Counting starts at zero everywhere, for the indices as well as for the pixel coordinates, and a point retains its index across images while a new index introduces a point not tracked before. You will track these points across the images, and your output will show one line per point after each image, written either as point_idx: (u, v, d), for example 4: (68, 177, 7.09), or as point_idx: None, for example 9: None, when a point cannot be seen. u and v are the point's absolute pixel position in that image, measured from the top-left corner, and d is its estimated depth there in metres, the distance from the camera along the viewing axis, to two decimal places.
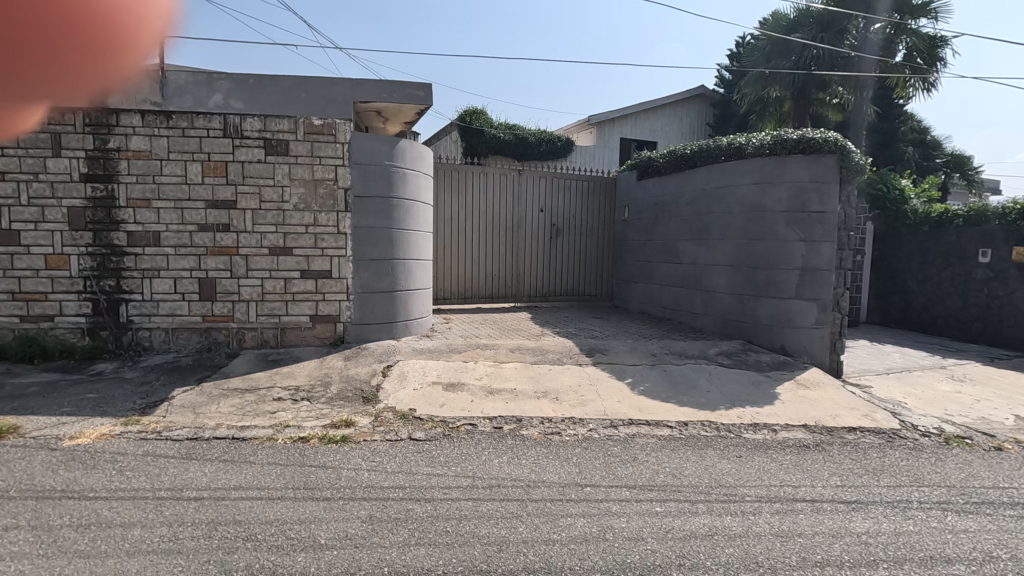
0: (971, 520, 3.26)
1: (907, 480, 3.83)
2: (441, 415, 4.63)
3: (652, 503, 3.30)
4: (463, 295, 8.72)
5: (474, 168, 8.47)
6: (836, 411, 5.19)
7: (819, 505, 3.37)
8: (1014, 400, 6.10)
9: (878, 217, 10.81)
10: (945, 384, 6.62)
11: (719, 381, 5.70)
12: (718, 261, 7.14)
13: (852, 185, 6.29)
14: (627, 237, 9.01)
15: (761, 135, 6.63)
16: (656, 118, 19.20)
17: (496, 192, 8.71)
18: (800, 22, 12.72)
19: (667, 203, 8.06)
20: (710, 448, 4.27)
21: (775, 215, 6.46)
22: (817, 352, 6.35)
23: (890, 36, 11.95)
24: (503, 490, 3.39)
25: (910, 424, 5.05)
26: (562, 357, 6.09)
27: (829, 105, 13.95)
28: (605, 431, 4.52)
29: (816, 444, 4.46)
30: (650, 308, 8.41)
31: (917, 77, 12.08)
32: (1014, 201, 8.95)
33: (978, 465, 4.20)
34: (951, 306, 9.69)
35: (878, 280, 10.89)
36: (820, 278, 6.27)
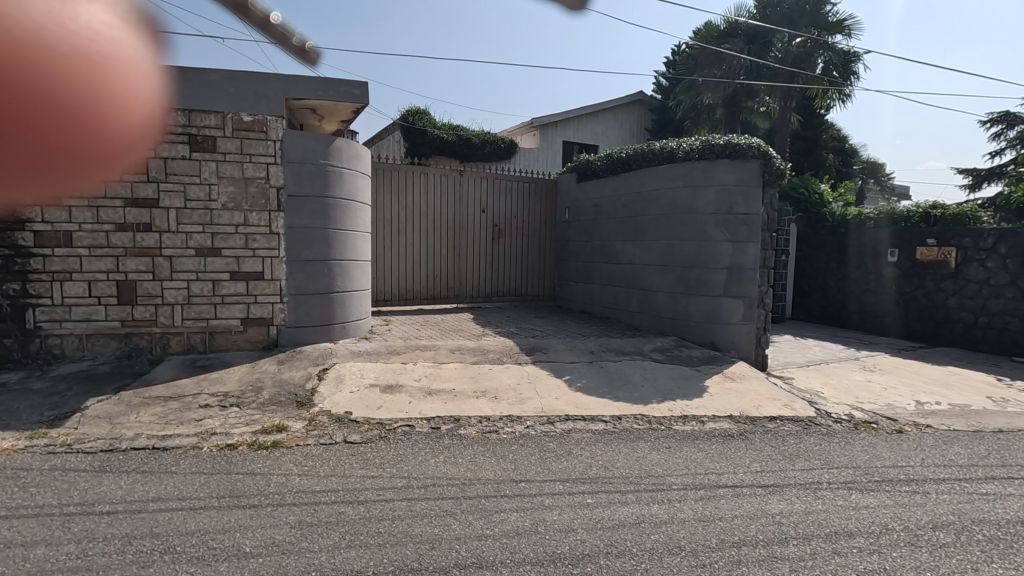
0: (872, 497, 3.55)
1: (819, 463, 4.12)
2: (378, 417, 4.58)
3: (584, 495, 3.39)
4: (404, 296, 8.64)
5: (414, 168, 8.40)
6: (758, 402, 5.50)
7: (739, 490, 3.57)
8: (916, 387, 6.67)
9: (801, 218, 11.52)
10: (857, 374, 7.16)
11: (652, 376, 5.91)
12: (654, 261, 7.39)
13: (774, 189, 6.70)
14: (568, 237, 9.18)
15: (691, 141, 6.96)
16: (598, 122, 19.68)
17: (436, 192, 8.66)
18: (731, 34, 13.43)
19: (605, 205, 8.27)
20: (642, 440, 4.44)
21: (705, 217, 6.77)
22: (744, 346, 6.70)
23: (809, 49, 12.76)
24: (438, 489, 3.39)
25: (824, 412, 5.43)
26: (502, 356, 6.14)
27: (757, 114, 14.77)
28: (541, 427, 4.61)
29: (740, 433, 4.72)
30: (590, 308, 8.60)
31: (835, 89, 12.77)
32: (918, 206, 9.91)
33: (881, 447, 4.57)
34: (866, 302, 10.43)
35: (801, 278, 11.61)
36: (746, 277, 6.62)
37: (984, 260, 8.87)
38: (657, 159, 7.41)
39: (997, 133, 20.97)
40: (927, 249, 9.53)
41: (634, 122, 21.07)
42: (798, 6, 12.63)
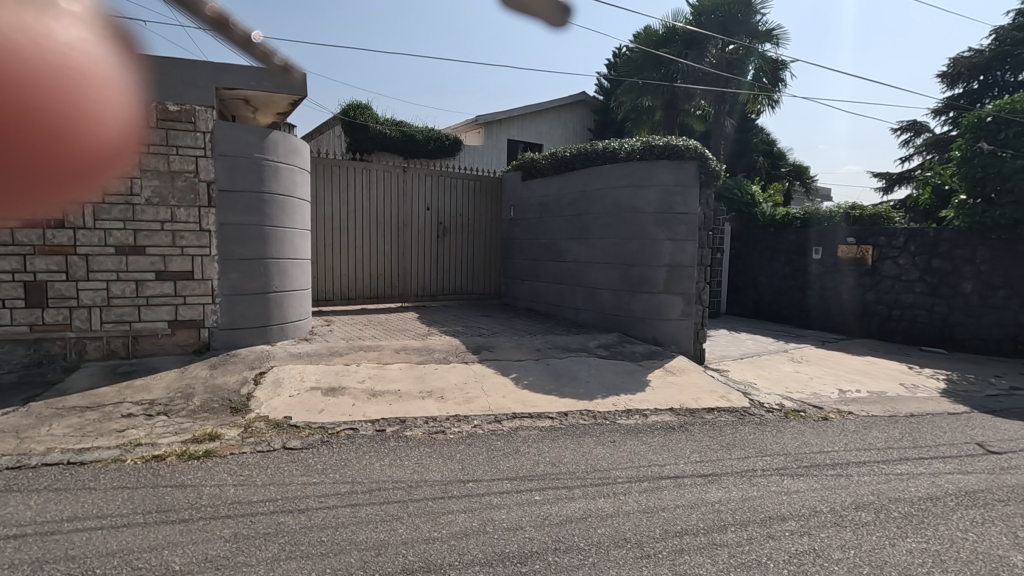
0: (802, 482, 3.76)
1: (753, 451, 4.32)
2: (320, 421, 4.42)
3: (532, 492, 3.41)
4: (346, 295, 8.40)
5: (356, 163, 8.17)
6: (697, 394, 5.71)
7: (680, 481, 3.69)
8: (839, 376, 7.13)
9: (735, 218, 12.05)
10: (787, 365, 7.57)
11: (597, 372, 6.02)
12: (598, 259, 7.52)
13: (710, 189, 6.97)
14: (514, 235, 9.19)
15: (632, 141, 7.13)
16: (542, 121, 19.85)
17: (379, 189, 8.46)
18: (668, 38, 13.71)
19: (550, 203, 8.34)
20: (588, 435, 4.51)
21: (646, 216, 6.97)
22: (683, 341, 6.94)
23: (740, 57, 13.41)
24: (384, 493, 3.31)
25: (758, 402, 5.70)
26: (448, 356, 6.07)
27: (694, 117, 15.38)
28: (488, 426, 4.59)
29: (681, 425, 4.88)
30: (536, 305, 8.67)
31: (765, 95, 13.54)
32: (839, 206, 10.59)
33: (810, 434, 4.85)
34: (794, 297, 11.03)
35: (735, 275, 12.16)
36: (685, 274, 6.86)
37: (896, 257, 9.61)
38: (600, 159, 7.54)
39: (907, 141, 22.73)
40: (848, 247, 10.20)
41: (577, 122, 21.40)
42: (730, 14, 13.16)
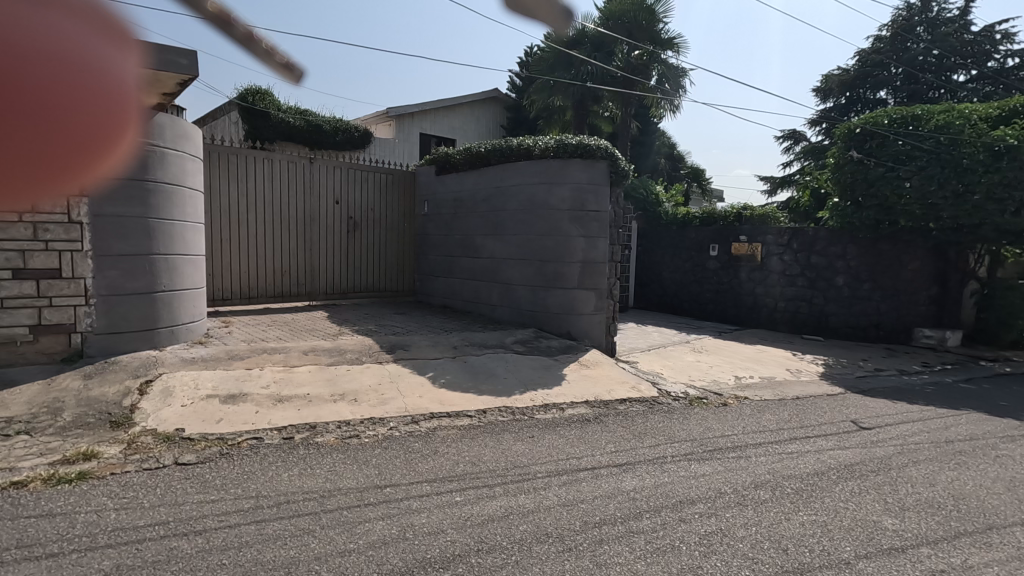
0: (707, 465, 4.00)
1: (663, 438, 4.53)
2: (218, 432, 4.05)
3: (452, 493, 3.33)
4: (246, 293, 7.84)
5: (255, 152, 7.58)
6: (610, 386, 5.91)
7: (597, 471, 3.79)
8: (734, 364, 7.69)
9: (641, 216, 12.64)
10: (689, 355, 8.05)
11: (515, 368, 6.04)
12: (513, 255, 7.55)
13: (619, 188, 7.33)
14: (427, 231, 9.02)
15: (546, 139, 7.22)
16: (454, 116, 19.67)
17: (282, 181, 7.93)
18: (578, 40, 14.14)
19: (465, 198, 8.26)
20: (507, 432, 4.52)
21: (560, 213, 7.10)
22: (595, 335, 7.19)
23: (645, 63, 14.01)
24: (294, 506, 3.09)
25: (665, 391, 6.01)
26: (362, 356, 5.83)
27: (602, 118, 15.93)
28: (406, 428, 4.46)
29: (596, 417, 5.03)
30: (451, 301, 8.55)
31: (667, 100, 14.31)
32: (732, 207, 11.47)
33: (712, 419, 5.18)
34: (694, 292, 11.76)
35: (641, 270, 12.76)
36: (596, 270, 7.12)
37: (781, 254, 10.52)
38: (514, 155, 7.55)
39: (788, 148, 25.05)
40: (741, 245, 11.02)
41: (491, 118, 21.43)
42: (635, 21, 13.70)
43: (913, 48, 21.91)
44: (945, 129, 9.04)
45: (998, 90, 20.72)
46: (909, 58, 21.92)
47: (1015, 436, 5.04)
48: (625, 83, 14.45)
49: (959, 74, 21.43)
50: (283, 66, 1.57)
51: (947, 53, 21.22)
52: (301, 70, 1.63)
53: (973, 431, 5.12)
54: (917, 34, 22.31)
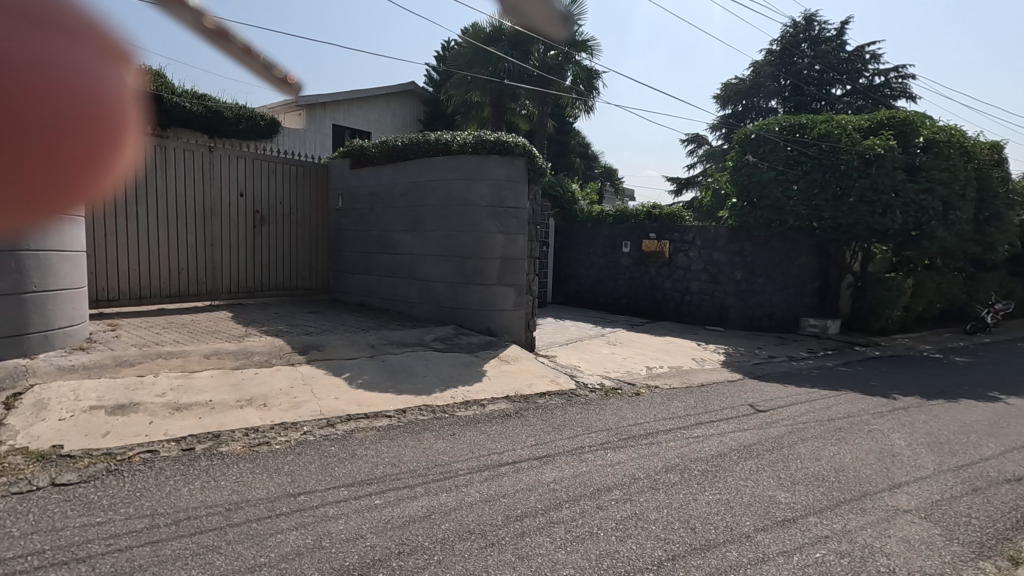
0: (623, 453, 4.16)
1: (581, 429, 4.67)
2: (104, 447, 3.66)
3: (371, 497, 3.24)
4: (137, 293, 7.17)
5: (147, 139, 6.90)
6: (530, 381, 6.00)
7: (518, 465, 3.83)
8: (646, 355, 8.08)
9: (558, 214, 12.94)
10: (605, 348, 8.35)
11: (435, 366, 5.96)
12: (432, 251, 7.44)
13: (536, 185, 7.45)
14: (341, 226, 8.68)
15: (464, 135, 7.17)
16: (369, 108, 19.07)
17: (178, 171, 7.29)
18: (495, 37, 14.20)
19: (381, 193, 8.03)
20: (427, 431, 4.45)
21: (479, 209, 7.11)
22: (514, 330, 7.29)
23: (561, 64, 14.40)
24: (197, 522, 2.86)
25: (583, 384, 6.20)
26: (271, 358, 5.50)
27: (519, 116, 16.12)
28: (320, 432, 4.28)
29: (516, 411, 5.09)
30: (368, 299, 8.29)
31: (581, 101, 14.74)
32: (643, 206, 12.11)
33: (626, 408, 5.40)
34: (608, 287, 12.19)
35: (558, 266, 13.05)
36: (515, 266, 7.22)
37: (687, 251, 11.16)
38: (433, 150, 7.43)
39: (692, 151, 26.66)
40: (651, 242, 11.57)
41: (407, 112, 21.00)
42: None
43: (798, 63, 24.14)
44: (826, 137, 10.07)
45: (868, 104, 23.30)
46: (795, 72, 24.11)
47: (883, 411, 5.71)
48: (541, 82, 14.69)
49: (836, 88, 23.88)
50: (276, 79, 2.24)
51: (826, 69, 23.70)
52: (293, 82, 2.32)
53: (850, 409, 5.73)
54: (801, 50, 24.58)
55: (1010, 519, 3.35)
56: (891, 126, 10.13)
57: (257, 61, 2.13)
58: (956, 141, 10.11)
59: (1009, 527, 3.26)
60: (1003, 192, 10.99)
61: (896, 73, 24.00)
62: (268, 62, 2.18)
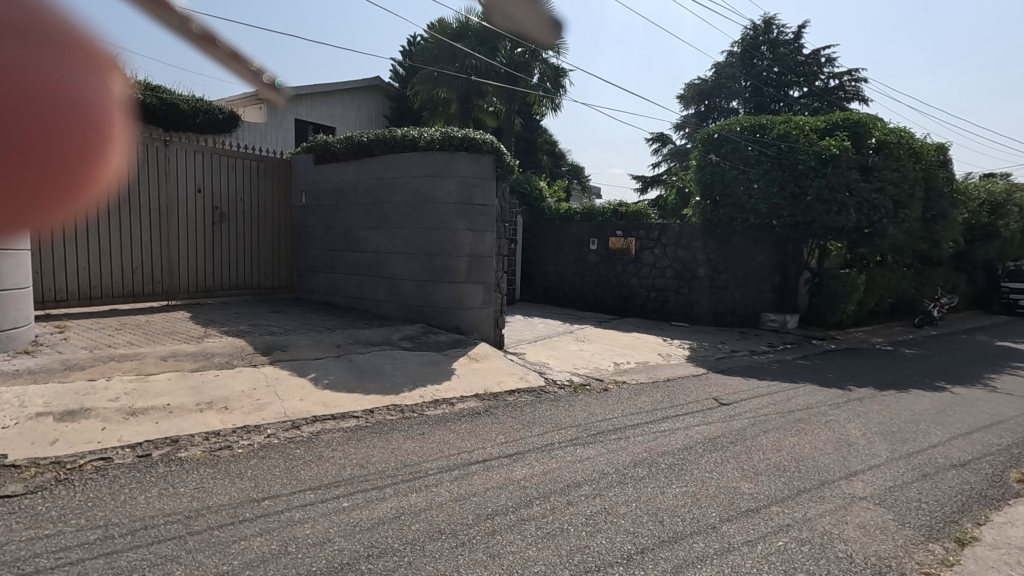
0: (592, 449, 4.20)
1: (550, 426, 4.69)
2: (52, 455, 3.48)
3: (339, 500, 3.17)
4: (87, 293, 6.84)
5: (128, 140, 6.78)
6: (499, 378, 5.99)
7: (488, 464, 3.82)
8: (613, 351, 8.18)
9: (525, 211, 12.96)
10: (573, 344, 8.41)
11: (403, 365, 5.89)
12: (399, 249, 7.34)
13: (505, 183, 7.44)
14: (305, 223, 8.48)
15: (431, 131, 7.11)
16: (333, 103, 18.68)
17: (132, 164, 6.94)
18: (462, 33, 14.09)
19: (346, 189, 7.88)
20: (396, 431, 4.40)
21: (447, 206, 7.05)
22: (483, 328, 7.27)
23: (527, 60, 14.23)
24: (155, 531, 2.75)
25: (551, 380, 6.23)
26: (232, 360, 5.33)
27: (487, 113, 16.07)
28: (285, 434, 4.17)
29: (486, 409, 5.07)
30: (333, 298, 8.13)
31: (548, 98, 14.79)
32: (609, 204, 12.29)
33: (595, 404, 5.45)
34: (576, 284, 12.29)
35: (526, 264, 13.08)
36: (484, 264, 7.18)
37: (653, 248, 11.35)
38: (399, 147, 7.32)
39: (657, 150, 27.10)
40: (617, 239, 11.71)
41: (373, 107, 20.67)
42: None
43: (758, 65, 24.82)
44: (785, 138, 10.38)
45: (824, 106, 24.14)
46: (755, 73, 24.78)
47: (839, 402, 5.93)
48: (508, 79, 14.67)
49: (794, 89, 24.66)
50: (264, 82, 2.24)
51: (785, 71, 24.45)
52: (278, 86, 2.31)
53: (809, 401, 5.93)
54: (761, 52, 25.28)
55: (957, 503, 3.53)
56: (845, 127, 10.52)
57: (243, 64, 2.09)
58: (905, 142, 10.57)
59: (956, 510, 3.43)
60: (948, 191, 11.56)
61: (850, 76, 24.92)
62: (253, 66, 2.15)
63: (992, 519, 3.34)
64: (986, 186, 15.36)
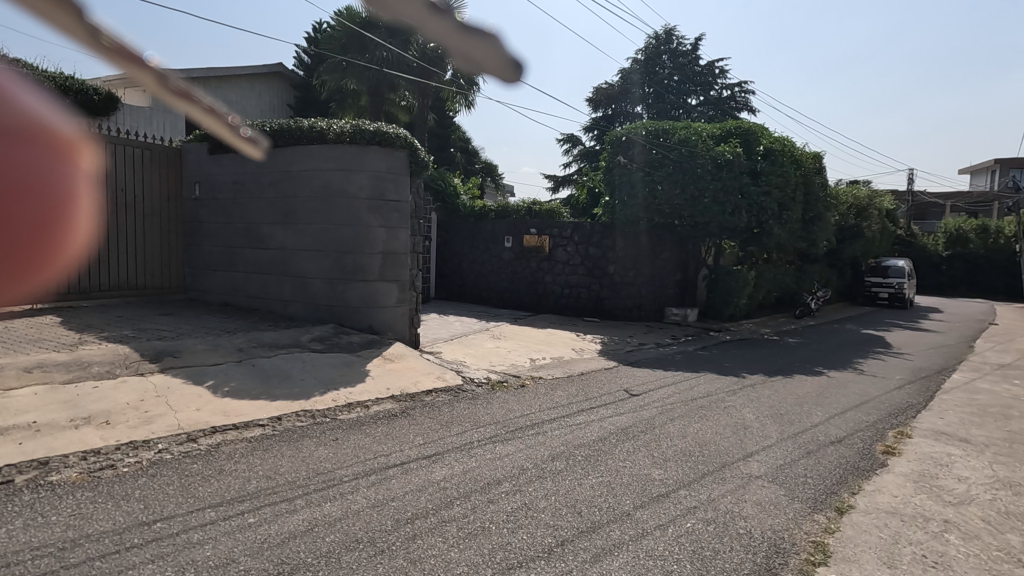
0: (510, 445, 4.23)
1: (469, 425, 4.67)
2: None
3: (244, 515, 2.95)
4: None
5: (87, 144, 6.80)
6: (416, 378, 5.87)
7: (407, 466, 3.72)
8: (529, 347, 8.30)
9: (440, 208, 12.82)
10: (490, 341, 8.44)
11: (313, 367, 5.61)
12: (306, 245, 6.97)
13: (419, 179, 7.29)
14: (199, 218, 7.81)
15: (340, 123, 6.82)
16: (231, 89, 17.37)
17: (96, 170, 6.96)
18: (371, 23, 13.64)
19: (246, 182, 7.36)
20: (307, 438, 4.17)
21: (359, 202, 6.80)
22: (398, 327, 7.10)
23: (440, 56, 14.04)
24: (20, 568, 2.40)
25: (469, 378, 6.21)
26: (114, 369, 4.79)
27: (399, 107, 15.71)
28: (180, 448, 3.82)
29: (402, 411, 4.95)
30: (233, 299, 7.56)
31: (462, 95, 14.72)
32: (523, 203, 12.50)
33: (512, 401, 5.50)
34: (491, 281, 12.32)
35: (441, 261, 12.92)
36: (398, 261, 7.02)
37: (566, 246, 11.65)
38: (306, 138, 6.93)
39: (567, 150, 27.85)
40: (531, 237, 11.91)
41: (275, 95, 19.48)
42: None
43: (659, 72, 26.20)
44: (685, 143, 11.08)
45: (717, 114, 26.12)
46: (657, 80, 26.14)
47: (735, 389, 6.42)
48: (421, 73, 14.39)
49: (692, 97, 26.44)
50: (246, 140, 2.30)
51: (684, 80, 26.12)
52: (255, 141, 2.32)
53: (709, 389, 6.37)
54: (662, 60, 26.65)
55: (836, 476, 3.94)
56: (738, 134, 11.39)
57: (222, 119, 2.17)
58: (788, 150, 11.63)
59: (835, 482, 3.83)
60: (823, 196, 12.90)
61: (740, 88, 27.01)
62: (233, 121, 2.21)
63: (863, 487, 3.76)
64: (853, 191, 17.34)
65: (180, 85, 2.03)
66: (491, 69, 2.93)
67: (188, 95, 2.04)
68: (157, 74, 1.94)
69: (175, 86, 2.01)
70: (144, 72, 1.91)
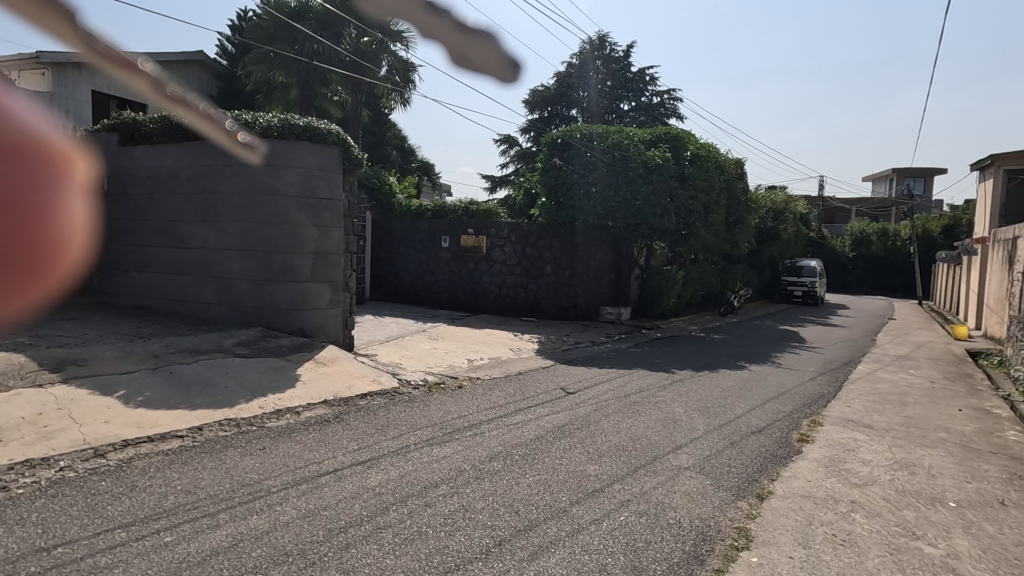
0: (446, 447, 4.18)
1: (405, 428, 4.58)
2: None
3: (159, 534, 2.75)
4: None
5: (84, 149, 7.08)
6: (350, 382, 5.70)
7: (340, 473, 3.60)
8: (466, 348, 8.27)
9: (374, 207, 12.52)
10: (427, 343, 8.32)
11: (238, 373, 5.32)
12: (230, 245, 6.60)
13: (352, 176, 7.09)
14: (108, 214, 7.22)
15: (267, 116, 6.46)
16: None
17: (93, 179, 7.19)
18: (301, 14, 13.14)
19: (162, 176, 6.88)
20: (231, 448, 3.94)
21: (288, 199, 6.53)
22: (331, 329, 6.87)
23: (375, 51, 13.67)
24: None
25: (406, 381, 6.10)
26: (6, 380, 4.32)
27: (332, 102, 15.21)
28: (86, 465, 3.51)
29: (335, 416, 4.79)
30: (147, 301, 7.04)
31: (397, 92, 14.35)
32: (460, 203, 12.43)
33: (449, 402, 5.45)
34: (428, 282, 12.17)
35: (376, 261, 12.60)
36: (331, 261, 6.80)
37: (502, 246, 11.72)
38: None
39: (504, 151, 27.96)
40: (469, 237, 11.87)
41: (195, 85, 18.32)
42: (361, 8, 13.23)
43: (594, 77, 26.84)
44: (617, 146, 11.41)
45: (648, 120, 27.16)
46: (591, 85, 26.82)
47: (666, 384, 6.68)
48: (354, 67, 13.90)
49: (624, 103, 27.35)
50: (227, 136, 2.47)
51: (616, 86, 26.97)
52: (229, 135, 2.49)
53: (641, 385, 6.59)
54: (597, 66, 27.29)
55: (757, 464, 4.18)
56: (667, 140, 11.85)
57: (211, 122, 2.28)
58: (713, 156, 12.25)
59: (755, 470, 4.06)
60: (744, 200, 13.67)
61: (669, 96, 28.16)
62: (218, 121, 2.36)
63: (781, 474, 4.01)
64: (771, 196, 18.54)
65: (172, 90, 2.07)
66: (488, 71, 2.78)
67: (185, 100, 2.12)
68: (153, 82, 1.98)
69: (172, 93, 2.07)
70: (138, 78, 1.95)
